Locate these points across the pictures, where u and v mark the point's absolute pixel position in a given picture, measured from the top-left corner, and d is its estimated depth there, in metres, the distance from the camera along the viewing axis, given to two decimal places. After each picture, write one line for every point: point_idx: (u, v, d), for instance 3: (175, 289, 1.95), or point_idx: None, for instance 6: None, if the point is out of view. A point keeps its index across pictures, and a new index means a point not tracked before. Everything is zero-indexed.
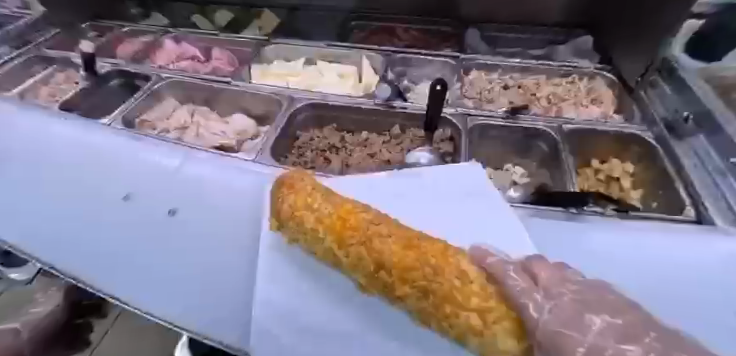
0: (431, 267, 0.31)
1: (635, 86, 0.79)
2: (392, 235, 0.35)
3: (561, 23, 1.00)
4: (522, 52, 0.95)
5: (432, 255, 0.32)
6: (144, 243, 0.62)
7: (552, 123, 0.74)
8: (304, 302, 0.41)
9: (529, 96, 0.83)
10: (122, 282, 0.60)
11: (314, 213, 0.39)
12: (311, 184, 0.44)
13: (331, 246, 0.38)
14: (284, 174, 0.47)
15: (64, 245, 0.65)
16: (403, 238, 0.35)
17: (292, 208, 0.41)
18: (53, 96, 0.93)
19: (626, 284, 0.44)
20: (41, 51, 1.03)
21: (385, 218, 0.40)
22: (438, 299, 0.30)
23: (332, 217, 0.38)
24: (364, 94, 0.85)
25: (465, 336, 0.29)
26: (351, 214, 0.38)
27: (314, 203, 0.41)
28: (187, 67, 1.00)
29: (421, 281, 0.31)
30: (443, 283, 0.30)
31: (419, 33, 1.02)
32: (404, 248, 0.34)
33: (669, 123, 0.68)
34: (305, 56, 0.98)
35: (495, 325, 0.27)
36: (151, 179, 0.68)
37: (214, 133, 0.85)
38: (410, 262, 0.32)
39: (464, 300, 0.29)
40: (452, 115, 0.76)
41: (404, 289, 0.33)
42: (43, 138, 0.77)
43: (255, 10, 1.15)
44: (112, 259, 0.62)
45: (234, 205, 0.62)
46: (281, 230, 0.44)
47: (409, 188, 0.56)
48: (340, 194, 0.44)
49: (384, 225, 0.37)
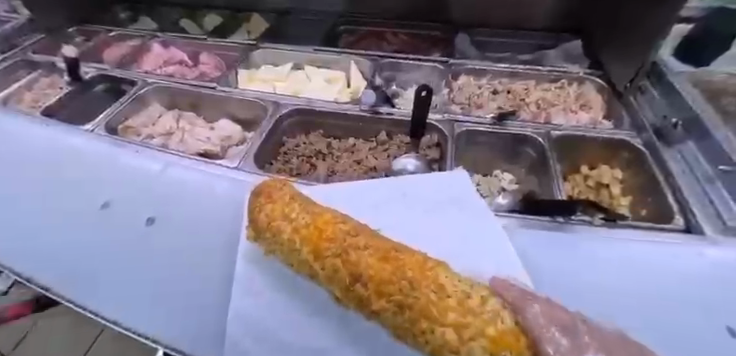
0: (407, 281, 0.33)
1: (624, 91, 0.77)
2: (368, 248, 0.38)
3: (550, 27, 0.99)
4: (511, 57, 0.94)
5: (408, 270, 0.34)
6: (120, 253, 0.60)
7: (539, 129, 0.73)
8: (274, 311, 0.46)
9: (518, 102, 0.82)
10: (94, 293, 0.58)
11: (291, 223, 0.43)
12: (289, 194, 0.48)
13: (307, 256, 0.41)
14: (263, 183, 0.51)
15: (37, 254, 0.63)
16: (379, 252, 0.38)
17: (269, 217, 0.45)
18: (37, 101, 0.92)
19: (618, 302, 0.42)
20: (27, 55, 1.01)
21: (362, 229, 0.43)
22: (414, 313, 0.31)
23: (308, 227, 0.42)
24: (351, 100, 0.84)
25: (440, 351, 0.29)
26: (328, 225, 0.42)
27: (292, 213, 0.45)
28: (174, 71, 0.99)
29: (396, 295, 0.33)
30: (419, 297, 0.32)
31: (408, 37, 1.02)
32: (380, 261, 0.37)
33: (658, 129, 0.67)
34: (293, 60, 0.97)
35: (471, 341, 0.27)
36: (129, 186, 0.67)
37: (198, 139, 0.83)
38: (386, 276, 0.35)
39: (441, 316, 0.30)
40: (438, 121, 0.75)
41: (379, 302, 0.35)
42: (23, 146, 0.76)
43: (244, 14, 1.15)
44: (84, 270, 0.60)
45: (214, 213, 0.60)
46: (257, 239, 0.48)
47: (392, 198, 0.55)
48: (317, 204, 0.48)
49: (360, 237, 0.40)
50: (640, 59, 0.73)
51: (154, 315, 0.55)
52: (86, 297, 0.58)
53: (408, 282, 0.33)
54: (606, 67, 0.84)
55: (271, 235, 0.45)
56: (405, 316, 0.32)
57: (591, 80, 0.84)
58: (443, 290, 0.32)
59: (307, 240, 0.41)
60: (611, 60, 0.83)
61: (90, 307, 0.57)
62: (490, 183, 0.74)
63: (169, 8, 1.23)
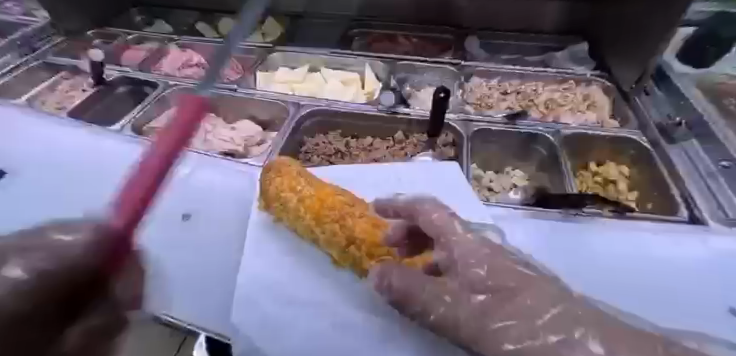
0: (394, 244, 0.47)
1: (629, 92, 0.80)
2: (363, 216, 0.50)
3: (555, 30, 1.03)
4: (519, 59, 0.98)
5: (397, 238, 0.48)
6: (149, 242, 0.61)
7: (550, 127, 0.77)
8: (283, 276, 0.54)
9: (527, 102, 0.86)
10: None
11: (297, 194, 0.54)
12: (296, 170, 0.58)
13: (310, 222, 0.53)
14: (273, 161, 0.61)
15: None
16: (373, 220, 0.50)
17: (278, 189, 0.56)
18: (62, 103, 0.94)
19: (618, 283, 0.47)
20: (48, 58, 1.04)
21: (357, 200, 0.54)
22: (400, 271, 0.46)
23: (312, 198, 0.53)
24: (368, 101, 0.88)
25: None
26: (329, 197, 0.53)
27: (298, 186, 0.56)
28: (193, 74, 1.02)
29: (385, 256, 0.47)
30: (403, 258, 0.46)
31: (419, 40, 1.05)
32: (372, 226, 0.49)
33: (663, 128, 0.71)
34: (309, 63, 1.01)
35: None
36: (163, 183, 0.69)
37: (222, 139, 0.86)
38: (378, 239, 0.48)
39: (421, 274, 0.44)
40: (453, 121, 0.78)
41: (370, 262, 0.49)
42: (54, 145, 0.78)
43: (259, 18, 1.18)
44: None
45: (246, 212, 0.64)
46: (267, 208, 0.59)
47: (389, 180, 0.63)
48: (319, 179, 0.59)
49: (356, 207, 0.52)
50: (644, 63, 0.77)
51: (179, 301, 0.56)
52: None
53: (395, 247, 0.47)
54: (612, 70, 0.87)
55: (280, 203, 0.56)
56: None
57: (597, 81, 0.87)
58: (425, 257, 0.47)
59: (312, 210, 0.53)
60: (617, 62, 0.86)
61: None
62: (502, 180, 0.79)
63: (184, 11, 1.26)
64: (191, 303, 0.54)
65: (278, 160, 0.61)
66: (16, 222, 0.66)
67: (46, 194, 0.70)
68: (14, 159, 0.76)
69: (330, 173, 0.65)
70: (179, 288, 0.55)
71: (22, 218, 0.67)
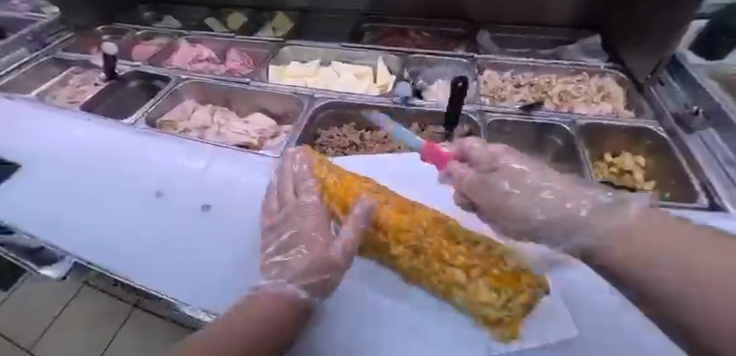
0: (423, 229, 0.46)
1: (644, 83, 0.81)
2: (389, 202, 0.48)
3: (566, 24, 1.03)
4: (531, 52, 0.99)
5: (423, 221, 0.47)
6: (168, 232, 0.61)
7: (566, 118, 0.77)
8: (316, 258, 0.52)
9: (541, 94, 0.86)
10: (137, 264, 0.59)
11: (320, 180, 0.53)
12: (317, 156, 0.57)
13: (334, 207, 0.51)
14: (293, 147, 0.60)
15: (78, 231, 0.63)
16: (399, 205, 0.48)
17: (303, 175, 0.54)
18: (74, 97, 0.94)
19: None
20: (58, 53, 1.04)
21: (380, 187, 0.53)
22: (430, 257, 0.45)
23: (336, 186, 0.53)
24: (382, 93, 0.88)
25: (451, 287, 0.44)
26: (352, 184, 0.52)
27: (321, 173, 0.55)
28: (205, 68, 1.02)
29: (414, 242, 0.45)
30: (433, 243, 0.45)
31: (430, 35, 1.06)
32: (398, 212, 0.47)
33: (679, 117, 0.71)
34: (321, 57, 1.01)
35: (476, 281, 0.43)
36: (178, 176, 0.69)
37: (236, 132, 0.86)
38: (406, 225, 0.46)
39: (452, 260, 0.44)
40: (469, 112, 0.78)
41: (399, 248, 0.46)
42: (68, 138, 0.78)
43: (268, 13, 1.19)
44: (128, 246, 0.61)
45: (264, 203, 0.63)
46: None
47: (409, 169, 0.63)
48: (340, 166, 0.58)
49: (380, 194, 0.51)
50: (663, 53, 0.78)
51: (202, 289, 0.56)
52: (130, 271, 0.58)
53: (423, 229, 0.46)
54: (626, 63, 0.88)
55: None
56: (421, 259, 0.45)
57: (611, 73, 0.88)
58: (456, 239, 0.45)
59: (334, 195, 0.52)
60: (632, 55, 0.87)
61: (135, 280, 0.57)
62: None
63: (193, 7, 1.26)
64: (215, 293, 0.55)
65: (295, 147, 0.60)
66: (34, 214, 0.66)
67: (61, 185, 0.70)
68: (28, 151, 0.76)
69: (348, 163, 0.65)
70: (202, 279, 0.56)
71: (38, 209, 0.66)
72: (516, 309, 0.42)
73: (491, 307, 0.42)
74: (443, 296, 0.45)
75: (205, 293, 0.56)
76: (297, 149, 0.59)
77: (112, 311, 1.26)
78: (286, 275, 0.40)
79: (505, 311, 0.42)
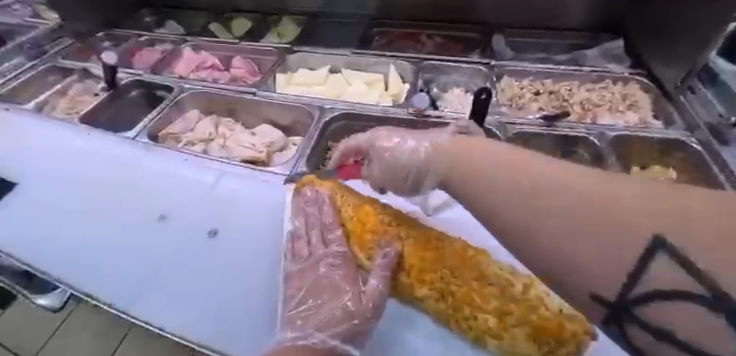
0: (450, 271, 0.44)
1: (673, 92, 0.76)
2: (413, 240, 0.47)
3: (585, 27, 0.99)
4: (549, 58, 0.94)
5: (450, 259, 0.45)
6: (168, 260, 0.57)
7: (591, 130, 0.73)
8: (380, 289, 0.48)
9: (562, 102, 0.82)
10: (130, 292, 0.54)
11: (339, 215, 0.52)
12: (335, 187, 0.56)
13: (354, 245, 0.50)
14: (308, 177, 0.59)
15: (72, 257, 0.59)
16: (421, 241, 0.47)
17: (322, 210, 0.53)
18: (72, 108, 0.90)
19: None
20: (56, 61, 1.00)
21: (402, 219, 0.50)
22: (458, 301, 0.43)
23: (354, 221, 0.51)
24: (394, 103, 0.84)
25: (480, 333, 0.41)
26: (372, 218, 0.50)
27: (340, 206, 0.53)
28: (208, 76, 0.98)
29: (440, 284, 0.44)
30: (462, 286, 0.43)
31: (443, 40, 1.02)
32: (422, 250, 0.46)
33: (714, 127, 0.67)
34: (329, 64, 0.97)
35: (513, 329, 0.40)
36: (182, 197, 0.65)
37: (242, 145, 0.82)
38: (429, 266, 0.44)
39: (483, 304, 0.42)
40: (489, 124, 0.74)
41: (423, 290, 0.44)
42: (66, 154, 0.74)
43: (273, 18, 1.14)
44: (124, 274, 0.56)
45: (272, 224, 0.59)
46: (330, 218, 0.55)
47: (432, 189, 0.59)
48: (358, 194, 0.56)
49: (402, 228, 0.49)
50: (690, 60, 0.72)
51: (200, 318, 0.50)
52: (125, 301, 0.53)
53: (449, 270, 0.44)
54: (652, 67, 0.83)
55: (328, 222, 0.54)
56: (448, 303, 0.43)
57: (636, 80, 0.84)
58: (486, 280, 0.43)
59: (353, 233, 0.50)
60: (657, 60, 0.82)
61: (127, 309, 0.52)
62: None
63: (195, 12, 1.22)
64: (216, 325, 0.49)
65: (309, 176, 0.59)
66: (30, 239, 0.62)
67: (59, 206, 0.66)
68: (23, 168, 0.72)
69: (363, 183, 0.61)
70: (203, 309, 0.51)
71: (34, 233, 0.62)
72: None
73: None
74: (474, 343, 0.42)
75: (204, 322, 0.49)
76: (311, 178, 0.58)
77: (108, 329, 1.21)
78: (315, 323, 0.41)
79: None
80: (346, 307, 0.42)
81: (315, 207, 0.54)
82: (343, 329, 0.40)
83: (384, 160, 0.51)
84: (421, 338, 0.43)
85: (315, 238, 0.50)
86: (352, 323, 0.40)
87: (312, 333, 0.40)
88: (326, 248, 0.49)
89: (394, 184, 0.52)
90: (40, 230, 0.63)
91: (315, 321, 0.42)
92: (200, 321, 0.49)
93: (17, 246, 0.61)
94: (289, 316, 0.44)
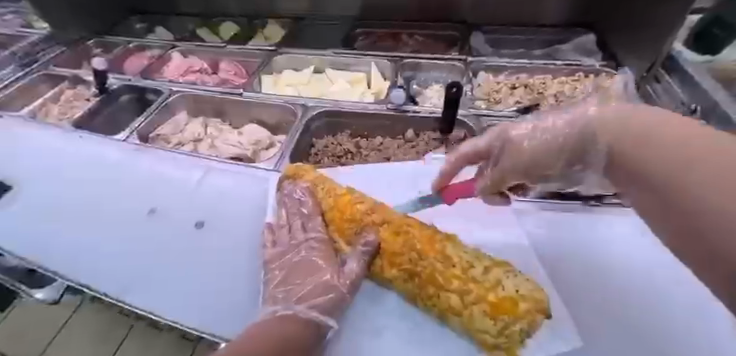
0: (417, 253, 0.46)
1: (641, 81, 0.80)
2: (386, 225, 0.49)
3: (559, 23, 1.03)
4: (526, 53, 0.98)
5: (417, 242, 0.46)
6: (156, 252, 0.60)
7: (563, 120, 0.76)
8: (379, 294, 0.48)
9: (537, 95, 0.85)
10: (120, 281, 0.56)
11: (319, 204, 0.54)
12: (315, 177, 0.58)
13: (333, 232, 0.52)
14: (288, 168, 0.61)
15: (64, 250, 0.61)
16: (394, 226, 0.49)
17: (302, 198, 0.55)
18: (65, 113, 0.93)
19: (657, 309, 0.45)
20: (48, 68, 1.03)
21: (376, 205, 0.52)
22: (423, 281, 0.44)
23: (332, 210, 0.53)
24: (376, 99, 0.87)
25: (444, 311, 0.43)
26: (348, 207, 0.52)
27: (320, 194, 0.55)
28: (197, 79, 1.01)
29: (408, 266, 0.46)
30: (426, 267, 0.45)
31: (423, 39, 1.05)
32: (393, 235, 0.48)
33: (677, 114, 0.70)
34: (313, 65, 1.00)
35: (473, 306, 0.41)
36: (170, 193, 0.68)
37: (230, 144, 0.85)
38: (398, 249, 0.46)
39: (446, 284, 0.43)
40: (465, 117, 0.78)
41: (392, 272, 0.47)
42: (58, 157, 0.77)
43: (260, 22, 1.18)
44: (113, 264, 0.59)
45: (258, 218, 0.63)
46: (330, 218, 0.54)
47: (407, 183, 0.63)
48: (338, 184, 0.58)
49: (376, 214, 0.50)
50: (654, 51, 0.76)
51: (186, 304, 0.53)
52: (113, 289, 0.55)
53: (417, 253, 0.46)
54: (621, 60, 0.87)
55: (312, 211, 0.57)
56: (415, 283, 0.45)
57: (607, 72, 0.87)
58: (449, 262, 0.45)
59: (331, 221, 0.53)
60: (625, 52, 0.86)
61: (115, 297, 0.54)
62: None
63: (184, 18, 1.25)
64: (201, 310, 0.51)
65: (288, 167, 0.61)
66: (22, 235, 0.63)
67: (53, 205, 0.68)
68: (17, 171, 0.75)
69: (343, 176, 0.65)
70: (189, 295, 0.53)
71: (28, 231, 0.64)
72: (515, 337, 0.39)
73: (486, 333, 0.40)
74: (441, 320, 0.45)
75: (190, 307, 0.52)
76: (291, 169, 0.60)
77: (108, 327, 1.24)
78: (293, 298, 0.44)
79: (502, 338, 0.40)
80: (324, 281, 0.45)
81: (295, 197, 0.56)
82: (317, 304, 0.43)
83: (534, 146, 0.44)
84: (392, 315, 0.47)
85: (297, 223, 0.53)
86: (329, 296, 0.43)
87: (294, 305, 0.43)
88: (306, 232, 0.52)
89: (545, 164, 0.45)
90: (32, 227, 0.65)
91: (297, 294, 0.44)
92: (186, 305, 0.52)
93: (10, 241, 0.62)
94: (272, 294, 0.46)
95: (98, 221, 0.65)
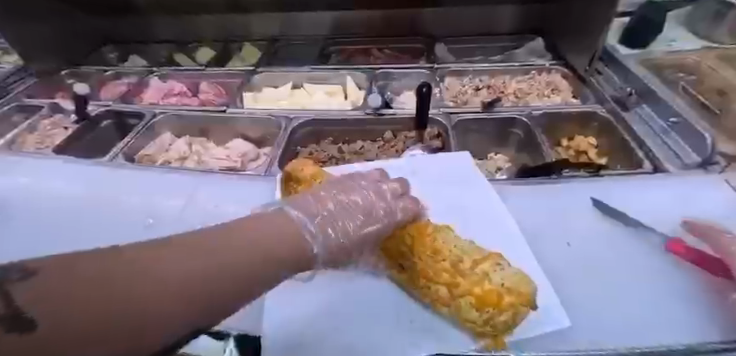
0: (408, 245, 0.45)
1: (584, 74, 0.90)
2: None
3: (512, 31, 1.15)
4: (484, 59, 1.08)
5: (409, 236, 0.45)
6: None
7: (523, 112, 0.85)
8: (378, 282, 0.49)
9: (499, 93, 0.94)
10: None
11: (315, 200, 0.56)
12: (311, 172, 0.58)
13: None
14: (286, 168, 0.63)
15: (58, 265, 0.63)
16: None
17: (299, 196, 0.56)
18: (43, 142, 0.93)
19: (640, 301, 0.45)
20: (22, 100, 1.03)
21: None
22: (416, 274, 0.45)
23: None
24: (354, 107, 0.93)
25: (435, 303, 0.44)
26: None
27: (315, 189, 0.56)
28: (178, 101, 1.04)
29: (402, 259, 0.46)
30: (418, 260, 0.45)
31: (392, 52, 1.14)
32: None
33: (618, 98, 0.80)
34: (292, 81, 1.06)
35: (459, 299, 0.42)
36: (166, 206, 0.70)
37: (217, 158, 0.88)
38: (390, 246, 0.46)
39: (435, 276, 0.44)
40: (437, 116, 0.85)
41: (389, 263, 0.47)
42: (42, 182, 0.77)
43: (236, 45, 1.23)
44: None
45: None
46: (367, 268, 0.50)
47: (402, 177, 0.66)
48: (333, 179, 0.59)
49: None
50: (592, 48, 0.88)
51: None
52: None
53: (408, 247, 0.45)
54: (566, 58, 0.99)
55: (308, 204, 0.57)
56: (409, 274, 0.46)
57: (557, 69, 0.98)
58: (440, 255, 0.45)
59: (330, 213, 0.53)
60: (569, 51, 0.98)
61: None
62: (487, 164, 0.83)
63: (160, 46, 1.29)
64: None
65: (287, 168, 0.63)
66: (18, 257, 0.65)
67: (44, 228, 0.69)
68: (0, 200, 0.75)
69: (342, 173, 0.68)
70: None
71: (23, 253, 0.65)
72: (500, 327, 0.40)
73: (472, 322, 0.41)
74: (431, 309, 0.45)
75: None
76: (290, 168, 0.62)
77: None
78: None
79: (488, 327, 0.40)
80: None
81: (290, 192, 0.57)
82: None
83: None
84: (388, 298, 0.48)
85: None
86: None
87: None
88: None
89: None
90: (24, 248, 0.66)
91: None
92: None
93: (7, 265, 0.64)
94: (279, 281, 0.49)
95: (93, 239, 0.66)
